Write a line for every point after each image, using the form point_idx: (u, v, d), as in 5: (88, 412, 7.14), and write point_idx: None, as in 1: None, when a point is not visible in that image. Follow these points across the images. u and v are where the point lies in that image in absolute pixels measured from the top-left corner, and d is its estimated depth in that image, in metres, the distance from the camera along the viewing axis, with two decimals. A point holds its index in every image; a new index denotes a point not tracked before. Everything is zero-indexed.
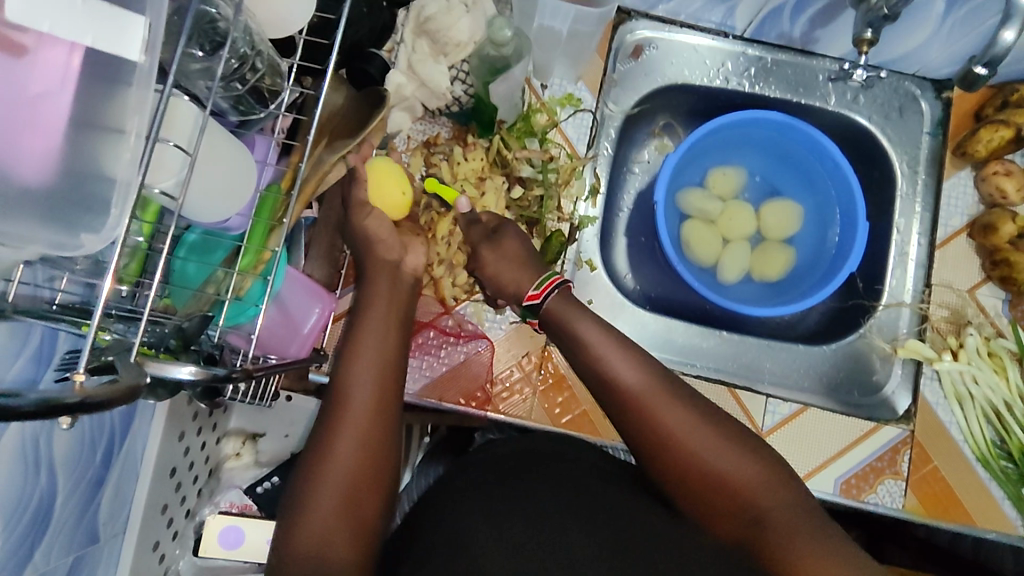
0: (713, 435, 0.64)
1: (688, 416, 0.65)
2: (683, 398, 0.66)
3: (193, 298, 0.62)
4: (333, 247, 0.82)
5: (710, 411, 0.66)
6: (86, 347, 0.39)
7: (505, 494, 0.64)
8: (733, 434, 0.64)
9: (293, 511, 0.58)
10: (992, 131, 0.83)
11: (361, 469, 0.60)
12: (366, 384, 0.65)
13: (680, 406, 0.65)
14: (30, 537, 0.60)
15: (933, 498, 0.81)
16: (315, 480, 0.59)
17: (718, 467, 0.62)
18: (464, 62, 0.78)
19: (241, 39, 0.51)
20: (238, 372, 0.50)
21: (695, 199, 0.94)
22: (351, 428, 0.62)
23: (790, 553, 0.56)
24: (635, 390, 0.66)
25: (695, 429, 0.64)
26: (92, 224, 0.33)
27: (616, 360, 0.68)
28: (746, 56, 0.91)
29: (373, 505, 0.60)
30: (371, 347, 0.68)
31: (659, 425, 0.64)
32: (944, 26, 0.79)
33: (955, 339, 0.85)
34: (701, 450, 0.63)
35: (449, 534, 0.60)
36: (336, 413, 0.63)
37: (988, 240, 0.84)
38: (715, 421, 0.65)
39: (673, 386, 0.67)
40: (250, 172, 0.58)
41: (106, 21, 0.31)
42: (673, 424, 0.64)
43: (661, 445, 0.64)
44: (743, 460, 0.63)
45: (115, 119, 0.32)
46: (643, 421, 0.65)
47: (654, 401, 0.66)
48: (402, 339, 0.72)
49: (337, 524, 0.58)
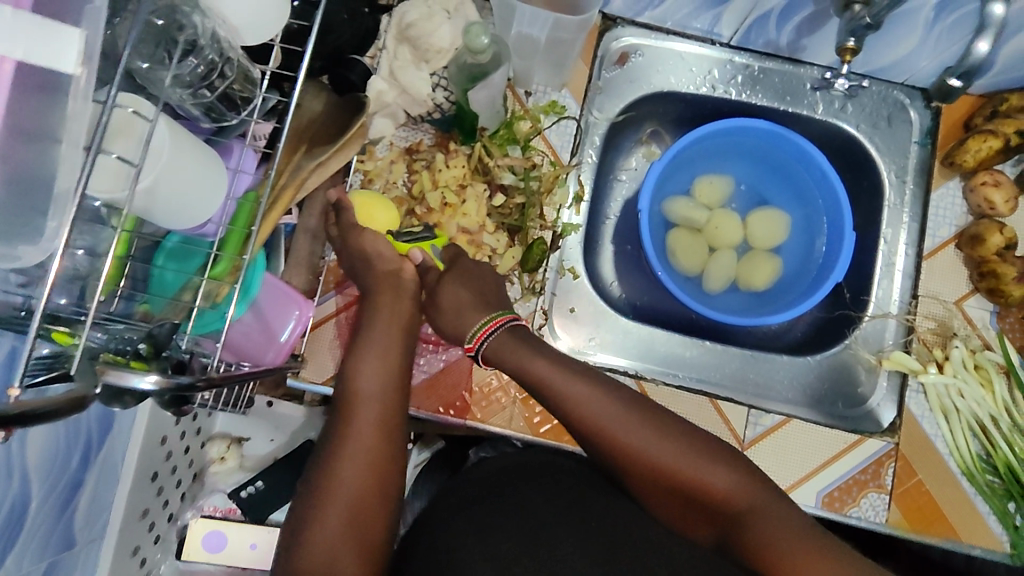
0: (689, 450, 0.63)
1: (657, 433, 0.64)
2: (652, 419, 0.65)
3: (169, 305, 0.61)
4: (313, 254, 0.81)
5: (680, 426, 0.65)
6: (27, 360, 0.39)
7: (487, 510, 0.64)
8: (706, 443, 0.64)
9: (298, 533, 0.60)
10: (981, 141, 0.82)
11: (364, 493, 0.62)
12: (369, 409, 0.66)
13: (647, 425, 0.64)
14: (3, 541, 0.59)
15: (916, 513, 0.80)
16: (319, 503, 0.61)
17: (696, 477, 0.61)
18: (445, 69, 0.80)
19: (209, 46, 0.50)
20: (202, 381, 0.49)
21: (681, 208, 0.93)
22: (353, 453, 0.63)
23: (783, 555, 0.55)
24: (601, 420, 0.65)
25: (667, 447, 0.63)
26: (30, 234, 0.33)
27: (571, 391, 0.66)
28: (733, 63, 0.90)
29: (376, 525, 0.62)
30: (370, 367, 0.69)
31: (632, 449, 0.63)
32: (931, 34, 0.78)
33: (941, 351, 0.84)
34: (678, 464, 0.62)
35: (442, 550, 0.61)
36: (339, 439, 0.65)
37: (976, 251, 0.83)
38: (685, 432, 0.64)
39: (639, 404, 0.66)
40: (216, 168, 0.54)
41: (41, 34, 0.30)
42: (648, 448, 0.63)
43: (637, 468, 0.63)
44: (720, 467, 0.62)
45: (55, 128, 0.32)
46: (614, 445, 0.64)
47: (622, 426, 0.64)
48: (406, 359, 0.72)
49: (341, 545, 0.59)
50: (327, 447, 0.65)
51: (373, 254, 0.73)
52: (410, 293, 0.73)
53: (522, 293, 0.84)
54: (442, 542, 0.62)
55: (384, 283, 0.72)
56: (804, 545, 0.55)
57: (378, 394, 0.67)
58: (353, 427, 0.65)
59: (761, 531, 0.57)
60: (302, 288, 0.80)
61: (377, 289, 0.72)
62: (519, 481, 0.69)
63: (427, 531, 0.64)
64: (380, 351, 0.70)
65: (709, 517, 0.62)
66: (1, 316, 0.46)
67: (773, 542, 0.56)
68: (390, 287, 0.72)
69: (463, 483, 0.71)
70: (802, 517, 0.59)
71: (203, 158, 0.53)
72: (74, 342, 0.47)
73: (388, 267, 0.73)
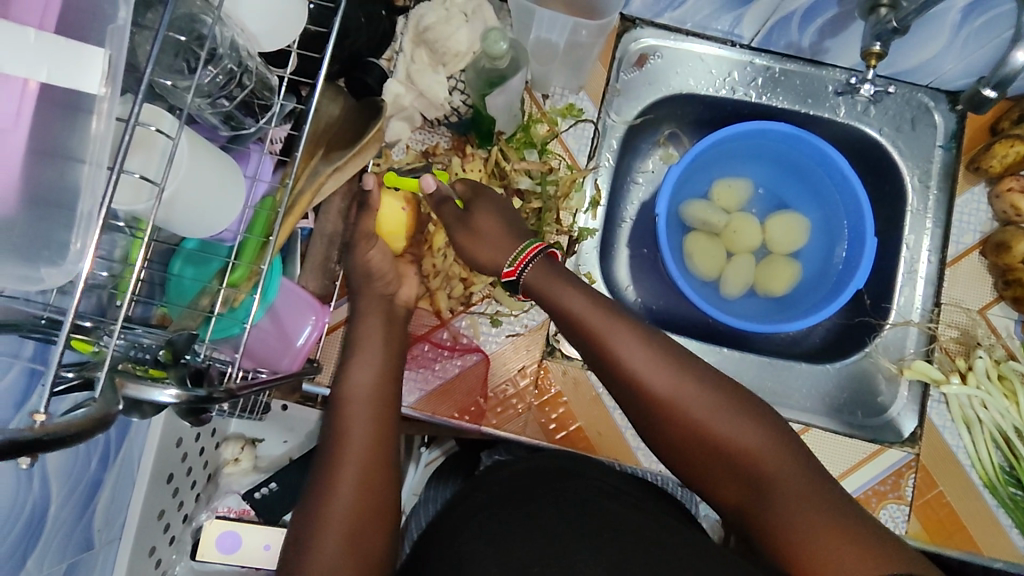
0: (722, 410, 0.62)
1: (697, 389, 0.63)
2: (689, 372, 0.64)
3: (187, 311, 0.60)
4: (327, 259, 0.80)
5: (716, 383, 0.64)
6: (50, 378, 0.38)
7: (503, 518, 0.64)
8: (740, 403, 0.63)
9: (301, 539, 0.59)
10: (1007, 147, 0.80)
11: (367, 493, 0.61)
12: (366, 408, 0.67)
13: (688, 380, 0.63)
14: (22, 545, 0.59)
15: (936, 524, 0.79)
16: (322, 505, 0.60)
17: (727, 442, 0.61)
18: (463, 73, 0.79)
19: (229, 55, 0.50)
20: (220, 393, 0.48)
21: (699, 210, 0.91)
22: (354, 449, 0.63)
23: (801, 537, 0.55)
24: (638, 366, 0.64)
25: (701, 402, 0.62)
26: (53, 258, 0.33)
27: (612, 333, 0.65)
28: (753, 65, 0.89)
29: (380, 523, 0.61)
30: (366, 368, 0.70)
31: (672, 399, 0.63)
32: (959, 37, 0.76)
33: (964, 361, 0.83)
34: (712, 428, 0.61)
35: (456, 559, 0.60)
36: (338, 436, 0.64)
37: (1001, 259, 0.81)
38: (723, 392, 0.63)
39: (679, 360, 0.64)
40: (237, 174, 0.54)
41: (65, 56, 0.30)
42: (685, 401, 0.62)
43: (672, 423, 0.63)
44: (754, 428, 0.61)
45: (77, 148, 0.32)
46: (653, 401, 0.63)
47: (663, 376, 0.63)
48: (399, 360, 0.74)
49: (349, 538, 0.58)
50: (327, 448, 0.64)
51: (375, 272, 0.75)
52: (400, 319, 0.77)
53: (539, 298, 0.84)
54: (461, 546, 0.62)
55: (375, 303, 0.76)
56: (826, 525, 0.55)
57: (376, 393, 0.68)
58: (351, 425, 0.65)
59: (786, 506, 0.57)
60: (317, 293, 0.79)
61: (366, 307, 0.75)
62: (536, 482, 0.70)
63: (444, 536, 0.65)
64: (373, 356, 0.72)
65: (737, 491, 0.61)
66: (23, 325, 0.44)
67: (791, 521, 0.56)
68: (382, 306, 0.76)
69: (479, 488, 0.71)
70: (831, 490, 0.58)
71: (225, 170, 0.52)
72: (94, 351, 0.48)
73: (384, 289, 0.76)
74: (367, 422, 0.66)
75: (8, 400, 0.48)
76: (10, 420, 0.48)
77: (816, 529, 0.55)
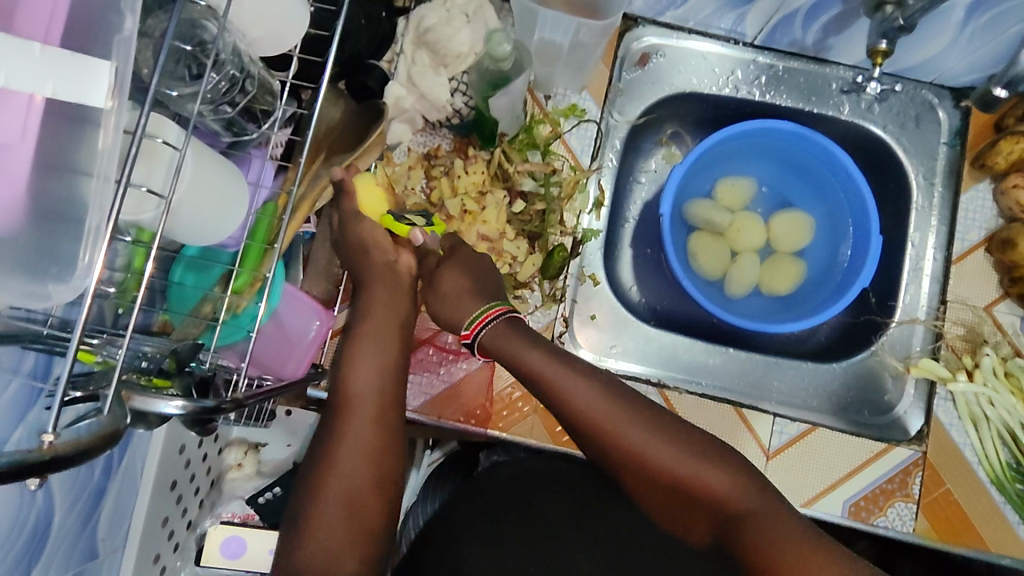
0: (684, 453, 0.62)
1: (658, 434, 0.63)
2: (647, 417, 0.64)
3: (189, 319, 0.59)
4: (331, 264, 0.79)
5: (677, 428, 0.64)
6: (58, 394, 0.37)
7: (496, 534, 0.66)
8: (704, 446, 0.63)
9: (299, 533, 0.60)
10: (1013, 143, 0.79)
11: (370, 493, 0.62)
12: (366, 412, 0.63)
13: (649, 429, 0.63)
14: (27, 556, 0.58)
15: (944, 523, 0.79)
16: (321, 503, 0.60)
17: (691, 480, 0.61)
18: (465, 74, 0.77)
19: (231, 61, 0.49)
20: (227, 403, 0.48)
21: (702, 210, 0.91)
22: (352, 452, 0.62)
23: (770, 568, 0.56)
24: (597, 417, 0.64)
25: (661, 445, 0.62)
26: (60, 274, 0.32)
27: (569, 382, 0.65)
28: (757, 63, 0.88)
29: (376, 526, 0.62)
30: (368, 360, 0.66)
31: (631, 448, 0.63)
32: (964, 34, 0.76)
33: (971, 358, 0.83)
34: (675, 470, 0.62)
35: None
36: (336, 437, 0.62)
37: (1007, 256, 0.81)
38: (684, 435, 0.64)
39: (637, 405, 0.65)
40: (240, 181, 0.53)
41: (69, 70, 0.29)
42: (645, 447, 0.62)
43: (636, 468, 0.63)
44: (718, 469, 0.61)
45: (84, 162, 0.31)
46: (613, 446, 0.63)
47: (621, 423, 0.63)
48: (404, 353, 0.68)
49: (337, 550, 0.59)
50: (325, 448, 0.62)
51: (370, 241, 0.67)
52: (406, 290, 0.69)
53: (544, 301, 0.83)
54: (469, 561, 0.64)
55: (377, 275, 0.68)
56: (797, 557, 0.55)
57: (378, 389, 0.64)
58: (349, 429, 0.63)
59: (758, 536, 0.57)
60: (321, 298, 0.79)
61: (369, 280, 0.68)
62: (537, 482, 0.70)
63: (446, 538, 0.66)
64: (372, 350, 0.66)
65: (706, 522, 0.62)
66: (25, 336, 0.44)
67: (761, 547, 0.57)
68: (383, 277, 0.68)
69: (477, 488, 0.70)
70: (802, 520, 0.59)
71: (228, 176, 0.52)
72: (99, 362, 0.47)
73: (383, 257, 0.68)
74: (368, 426, 0.63)
75: (10, 414, 0.47)
76: (12, 435, 0.47)
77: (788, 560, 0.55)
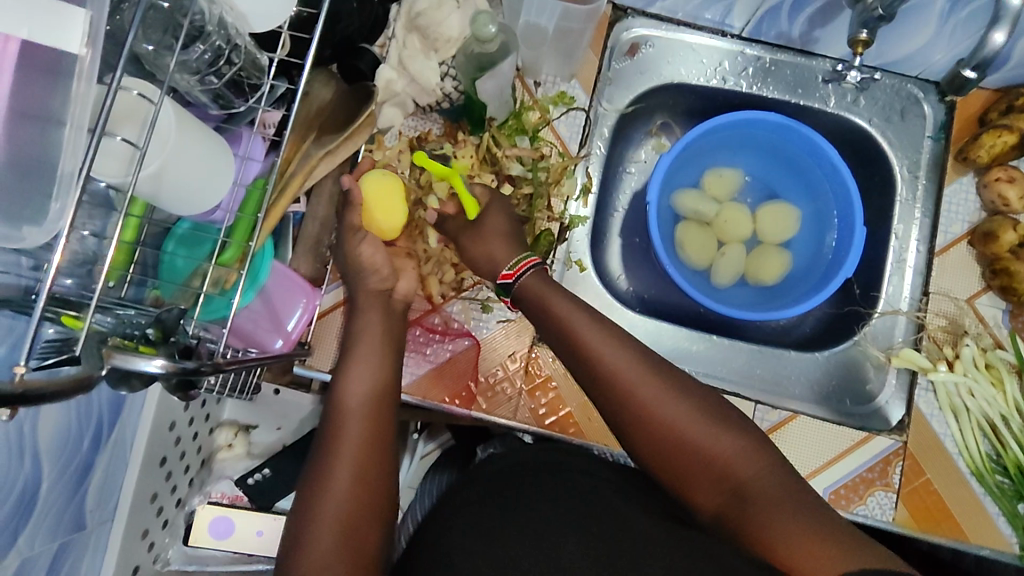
0: (705, 420, 0.62)
1: (681, 401, 0.64)
2: (670, 381, 0.65)
3: (179, 290, 0.60)
4: (320, 242, 0.81)
5: (700, 396, 0.65)
6: (29, 340, 0.38)
7: (477, 498, 0.65)
8: (723, 416, 0.63)
9: (300, 518, 0.59)
10: (996, 136, 0.80)
11: (361, 472, 0.61)
12: (360, 403, 0.67)
13: (675, 396, 0.64)
14: (13, 522, 0.59)
15: (923, 512, 0.80)
16: (319, 488, 0.60)
17: (705, 449, 0.61)
18: (454, 59, 0.79)
19: (216, 32, 0.50)
20: (208, 366, 0.46)
21: (690, 201, 0.92)
22: (351, 433, 0.64)
23: (779, 536, 0.55)
24: (621, 376, 0.65)
25: (688, 416, 0.63)
26: (35, 216, 0.34)
27: (594, 339, 0.68)
28: (744, 56, 0.89)
29: (376, 504, 0.61)
30: (366, 356, 0.71)
31: (653, 413, 0.63)
32: (946, 27, 0.76)
33: (951, 349, 0.84)
34: (694, 438, 0.62)
35: (435, 538, 0.61)
36: (334, 426, 0.65)
37: (989, 248, 0.82)
38: (705, 401, 0.64)
39: (654, 365, 0.66)
40: (221, 145, 0.54)
41: (48, 16, 0.31)
42: (667, 413, 0.63)
43: (654, 435, 0.63)
44: (735, 440, 0.61)
45: (58, 109, 0.33)
46: (637, 416, 0.64)
47: (642, 384, 0.64)
48: (396, 361, 0.73)
49: (340, 529, 0.58)
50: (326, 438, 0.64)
51: (367, 264, 0.76)
52: (397, 313, 0.78)
53: None
54: (445, 534, 0.61)
55: (376, 299, 0.76)
56: (810, 538, 0.54)
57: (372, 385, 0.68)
58: (346, 411, 0.66)
59: (769, 510, 0.57)
60: (309, 276, 0.80)
61: (367, 306, 0.75)
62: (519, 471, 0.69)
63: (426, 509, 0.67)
64: (369, 351, 0.72)
65: (722, 495, 0.60)
66: (13, 301, 0.44)
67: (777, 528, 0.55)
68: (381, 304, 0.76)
69: (474, 478, 0.70)
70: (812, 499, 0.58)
71: (210, 143, 0.53)
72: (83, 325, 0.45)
73: (381, 285, 0.77)
74: (362, 412, 0.66)
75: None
76: None
77: (801, 532, 0.54)
